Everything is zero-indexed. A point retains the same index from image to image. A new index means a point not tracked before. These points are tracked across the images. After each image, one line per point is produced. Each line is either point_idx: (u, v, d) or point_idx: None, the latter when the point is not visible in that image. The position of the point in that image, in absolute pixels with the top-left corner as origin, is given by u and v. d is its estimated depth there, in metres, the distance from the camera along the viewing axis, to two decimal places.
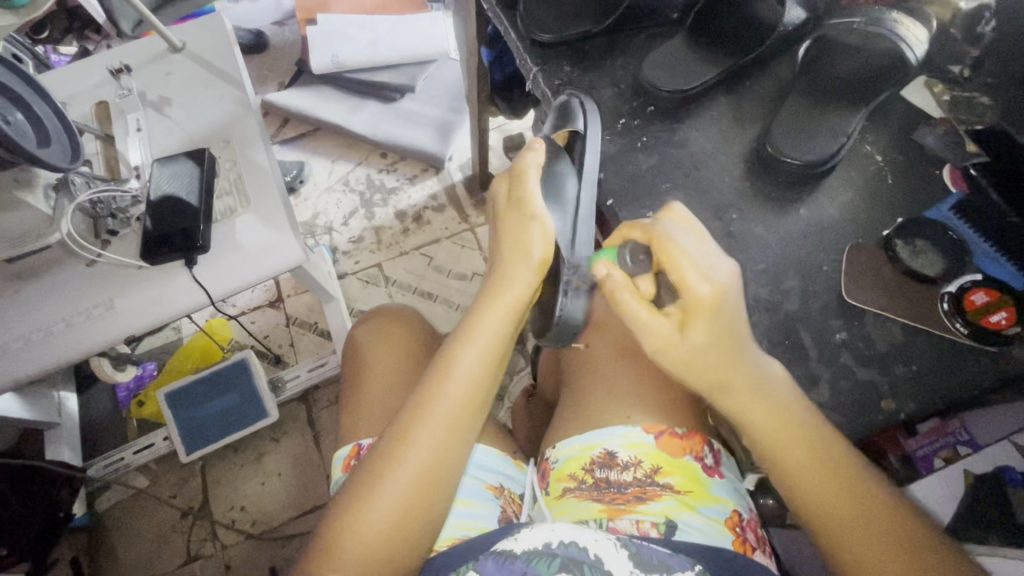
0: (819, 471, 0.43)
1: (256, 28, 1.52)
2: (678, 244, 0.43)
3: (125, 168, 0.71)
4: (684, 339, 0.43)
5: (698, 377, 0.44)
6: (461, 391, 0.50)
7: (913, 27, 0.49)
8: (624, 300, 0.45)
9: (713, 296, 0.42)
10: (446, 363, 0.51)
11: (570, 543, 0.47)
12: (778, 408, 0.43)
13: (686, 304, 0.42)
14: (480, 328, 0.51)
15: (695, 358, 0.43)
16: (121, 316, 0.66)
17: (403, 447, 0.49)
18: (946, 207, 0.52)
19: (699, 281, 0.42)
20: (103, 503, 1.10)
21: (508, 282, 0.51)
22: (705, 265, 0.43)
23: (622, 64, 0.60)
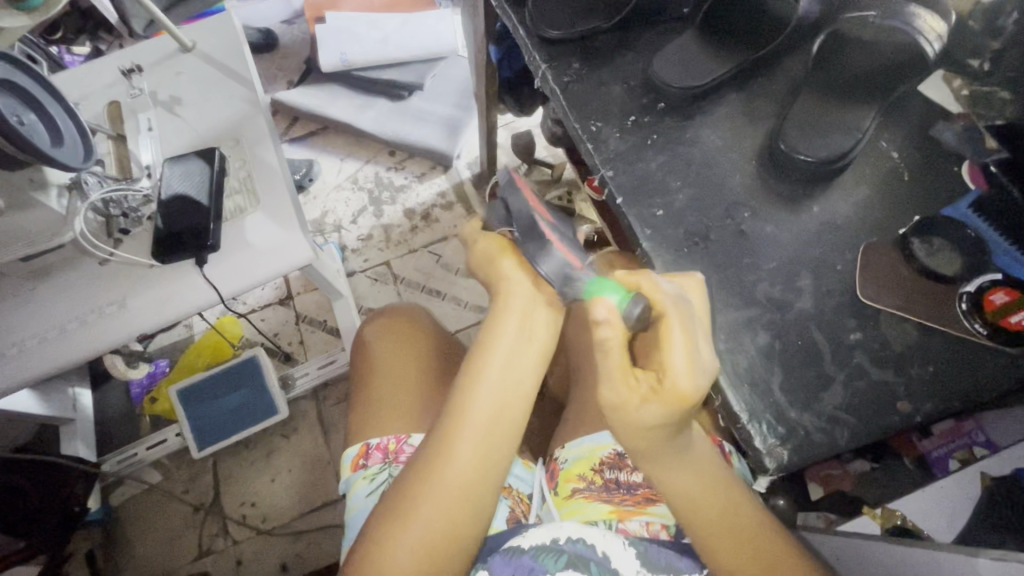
0: (735, 522, 0.47)
1: (266, 27, 1.52)
2: (674, 334, 0.42)
3: (137, 167, 0.72)
4: (632, 409, 0.44)
5: (638, 435, 0.46)
6: (490, 406, 0.51)
7: (934, 20, 0.48)
8: (610, 350, 0.45)
9: (697, 391, 0.42)
10: (470, 384, 0.52)
11: (579, 539, 0.49)
12: (695, 471, 0.48)
13: (661, 386, 0.43)
14: (498, 346, 0.53)
15: (641, 429, 0.45)
16: (134, 315, 0.67)
17: (435, 469, 0.49)
18: (965, 205, 0.50)
19: (685, 377, 0.41)
20: (117, 497, 1.12)
21: (507, 296, 0.56)
22: (694, 359, 0.42)
23: (633, 60, 0.59)
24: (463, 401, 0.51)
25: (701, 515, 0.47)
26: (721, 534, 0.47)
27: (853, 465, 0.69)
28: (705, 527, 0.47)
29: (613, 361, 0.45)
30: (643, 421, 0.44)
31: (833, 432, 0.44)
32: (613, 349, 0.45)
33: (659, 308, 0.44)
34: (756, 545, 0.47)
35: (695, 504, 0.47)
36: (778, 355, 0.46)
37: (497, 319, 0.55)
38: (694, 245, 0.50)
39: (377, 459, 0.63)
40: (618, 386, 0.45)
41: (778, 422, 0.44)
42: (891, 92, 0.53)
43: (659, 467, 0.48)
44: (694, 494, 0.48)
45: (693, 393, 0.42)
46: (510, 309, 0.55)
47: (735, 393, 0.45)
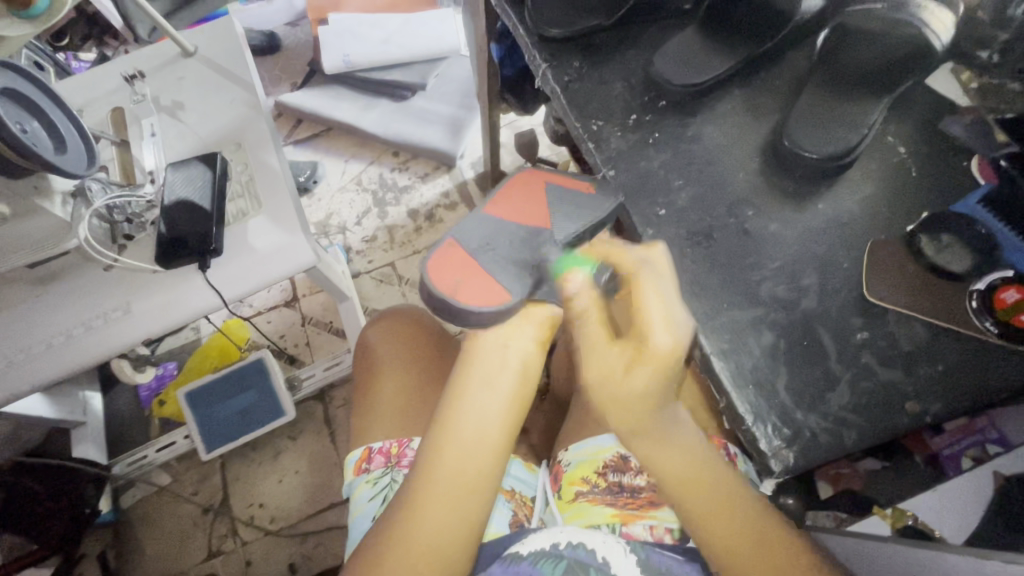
0: (741, 533, 0.46)
1: (269, 29, 1.53)
2: (647, 287, 0.46)
3: (140, 173, 0.73)
4: (626, 369, 0.47)
5: (627, 411, 0.47)
6: (462, 459, 0.49)
7: (939, 12, 0.47)
8: (585, 316, 0.50)
9: (670, 345, 0.46)
10: (443, 432, 0.50)
11: (579, 545, 0.49)
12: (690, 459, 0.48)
13: (643, 348, 0.46)
14: (468, 395, 0.51)
15: (637, 395, 0.46)
16: (137, 319, 0.67)
17: (407, 531, 0.47)
18: (974, 200, 0.49)
19: (661, 334, 0.45)
20: (128, 498, 1.13)
21: (479, 343, 0.52)
22: (669, 319, 0.46)
23: (633, 58, 0.59)
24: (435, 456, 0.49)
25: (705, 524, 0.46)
26: (717, 520, 0.46)
27: (862, 464, 0.68)
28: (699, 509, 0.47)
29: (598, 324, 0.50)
30: (630, 389, 0.46)
31: (840, 434, 0.43)
32: (590, 314, 0.50)
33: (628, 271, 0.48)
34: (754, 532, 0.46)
35: (686, 491, 0.47)
36: (782, 355, 0.46)
37: (467, 365, 0.52)
38: (696, 244, 0.50)
39: (379, 462, 0.63)
40: (596, 353, 0.48)
41: (784, 425, 0.44)
42: (899, 85, 0.51)
43: (647, 446, 0.48)
44: (687, 477, 0.47)
45: (668, 349, 0.45)
46: (483, 353, 0.52)
47: (741, 395, 0.44)
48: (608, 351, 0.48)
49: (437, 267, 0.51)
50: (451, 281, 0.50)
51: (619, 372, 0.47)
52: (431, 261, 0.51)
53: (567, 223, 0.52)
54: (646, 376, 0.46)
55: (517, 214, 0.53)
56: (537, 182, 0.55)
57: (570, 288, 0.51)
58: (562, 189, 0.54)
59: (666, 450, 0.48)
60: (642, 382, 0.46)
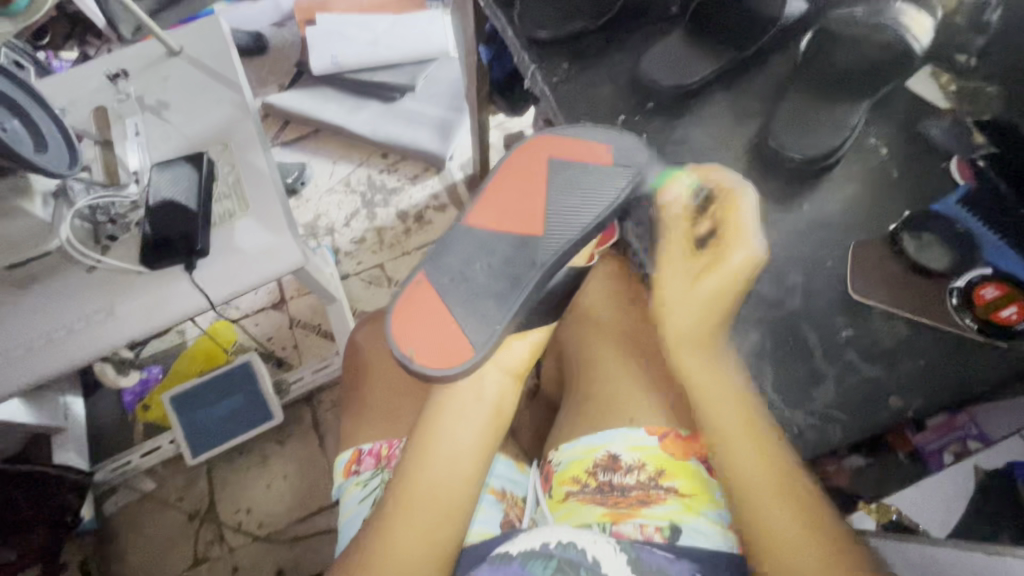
0: (770, 488, 0.44)
1: (255, 30, 1.51)
2: (743, 205, 0.50)
3: (124, 173, 0.71)
4: (680, 288, 0.52)
5: (693, 317, 0.50)
6: (438, 480, 0.50)
7: (919, 18, 0.48)
8: (674, 225, 0.52)
9: (743, 262, 0.49)
10: (425, 451, 0.51)
11: (569, 544, 0.47)
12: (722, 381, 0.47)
13: (720, 257, 0.49)
14: (443, 420, 0.53)
15: (697, 311, 0.50)
16: (123, 322, 0.66)
17: (380, 547, 0.47)
18: (953, 200, 0.50)
19: (738, 250, 0.49)
20: (111, 505, 1.11)
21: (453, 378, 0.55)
22: (750, 235, 0.49)
23: (621, 59, 0.59)
24: (413, 475, 0.50)
25: (740, 463, 0.45)
26: (746, 448, 0.45)
27: (847, 461, 0.66)
28: (738, 443, 0.46)
29: (675, 235, 0.52)
30: (699, 295, 0.50)
31: (825, 430, 0.44)
32: (676, 224, 0.52)
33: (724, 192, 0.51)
34: (784, 481, 0.44)
35: (723, 422, 0.46)
36: (769, 353, 0.46)
37: (443, 394, 0.54)
38: None
39: (369, 464, 0.63)
40: (673, 260, 0.52)
41: (771, 420, 0.45)
42: (881, 88, 0.53)
43: (699, 360, 0.49)
44: (743, 417, 0.46)
45: (741, 266, 0.48)
46: (457, 382, 0.55)
47: None
48: (686, 264, 0.52)
49: (399, 327, 0.54)
50: (414, 343, 0.54)
51: (698, 284, 0.50)
52: (394, 314, 0.55)
53: (558, 227, 0.54)
54: (715, 286, 0.49)
55: (504, 216, 0.55)
56: (537, 159, 0.56)
57: (665, 197, 0.52)
58: (570, 170, 0.55)
59: (714, 381, 0.48)
60: (711, 290, 0.49)
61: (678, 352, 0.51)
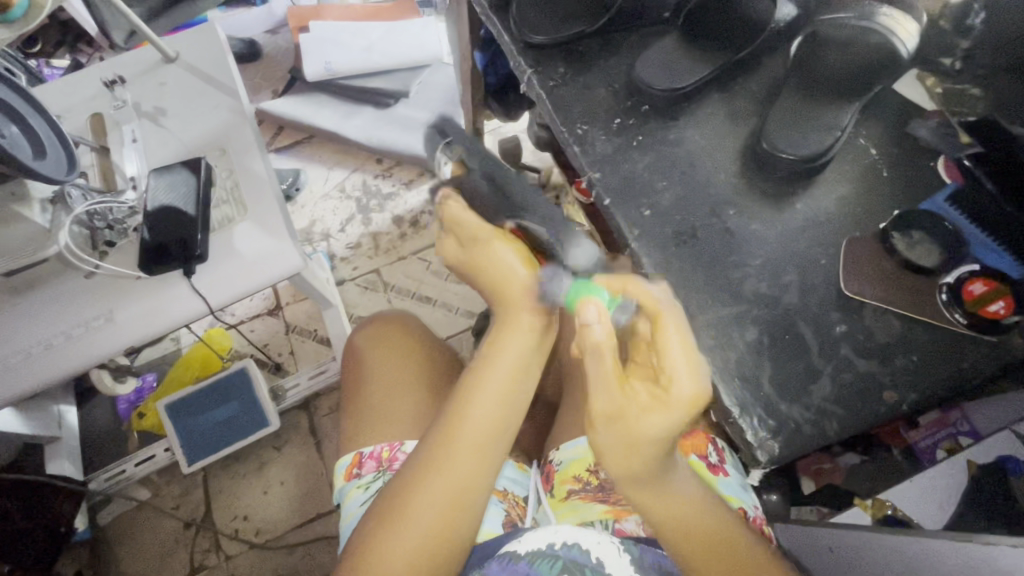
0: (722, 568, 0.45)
1: (248, 37, 1.52)
2: (671, 332, 0.41)
3: (121, 179, 0.72)
4: (601, 421, 0.41)
5: (624, 464, 0.42)
6: (459, 468, 0.49)
7: (905, 20, 0.50)
8: (599, 350, 0.42)
9: (694, 395, 0.39)
10: (457, 417, 0.51)
11: (574, 545, 0.48)
12: (676, 498, 0.45)
13: (664, 391, 0.39)
14: (474, 404, 0.51)
15: (625, 448, 0.41)
16: (121, 328, 0.66)
17: (389, 529, 0.48)
18: (942, 199, 0.52)
19: (685, 381, 0.39)
20: (106, 516, 1.10)
21: (495, 358, 0.53)
22: (694, 362, 0.40)
23: (616, 64, 0.60)
24: (434, 462, 0.49)
25: (689, 555, 0.45)
26: (696, 543, 0.45)
27: (843, 459, 0.73)
28: (678, 538, 0.45)
29: (601, 360, 0.42)
30: (643, 433, 0.40)
31: (823, 425, 0.45)
32: (603, 351, 0.42)
33: (649, 308, 0.43)
34: (710, 545, 0.45)
35: (676, 529, 0.45)
36: (766, 349, 0.47)
37: (483, 372, 0.52)
38: (681, 243, 0.51)
39: (370, 467, 0.63)
40: (601, 390, 0.41)
41: (770, 416, 0.45)
42: (868, 91, 0.54)
43: (645, 494, 0.44)
44: (683, 524, 0.45)
45: (690, 398, 0.38)
46: (499, 363, 0.52)
47: (727, 389, 0.46)
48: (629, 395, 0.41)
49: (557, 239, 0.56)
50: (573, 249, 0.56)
51: (630, 417, 0.40)
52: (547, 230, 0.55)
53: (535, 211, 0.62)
54: (658, 426, 0.39)
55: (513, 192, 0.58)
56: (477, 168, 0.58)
57: (585, 316, 0.44)
58: None
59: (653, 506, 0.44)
60: (657, 431, 0.39)
61: (627, 489, 0.44)
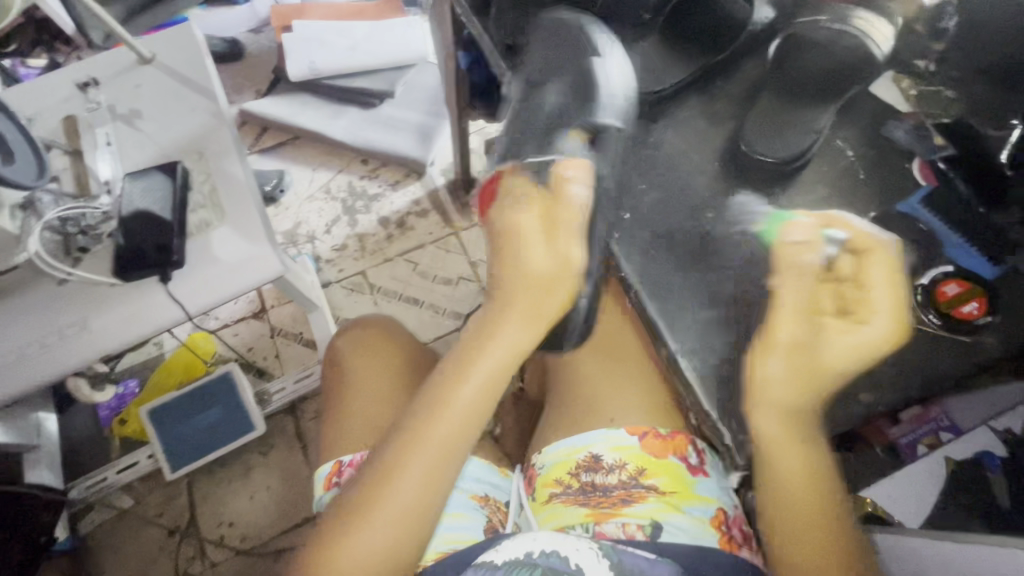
0: (819, 539, 0.45)
1: (231, 36, 1.50)
2: (879, 269, 0.44)
3: (96, 183, 0.70)
4: (784, 351, 0.44)
5: (791, 389, 0.44)
6: (444, 438, 0.48)
7: (880, 24, 0.50)
8: (800, 273, 0.45)
9: (886, 333, 0.43)
10: (449, 385, 0.50)
11: (552, 553, 0.47)
12: (806, 451, 0.45)
13: (863, 324, 0.43)
14: (467, 376, 0.50)
15: (801, 376, 0.44)
16: (95, 336, 0.64)
17: (370, 503, 0.46)
18: (916, 201, 0.51)
19: (885, 318, 0.43)
20: (87, 524, 1.08)
21: (495, 335, 0.52)
22: (898, 301, 0.43)
23: (597, 66, 0.60)
24: (422, 429, 0.48)
25: (789, 514, 0.45)
26: (802, 509, 0.45)
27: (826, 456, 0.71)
28: (797, 493, 0.45)
29: (795, 282, 0.45)
30: (830, 359, 0.44)
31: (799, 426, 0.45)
32: (807, 273, 0.45)
33: (857, 244, 0.45)
34: (817, 507, 0.45)
35: (793, 488, 0.45)
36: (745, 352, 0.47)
37: (480, 346, 0.51)
38: (660, 246, 0.51)
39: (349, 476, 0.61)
40: (795, 312, 0.44)
41: (748, 418, 0.45)
42: (846, 93, 0.54)
43: (791, 434, 0.45)
44: (806, 482, 0.45)
45: (886, 337, 0.43)
46: (498, 339, 0.52)
47: (705, 391, 0.46)
48: (807, 321, 0.44)
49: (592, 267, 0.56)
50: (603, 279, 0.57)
51: (812, 343, 0.44)
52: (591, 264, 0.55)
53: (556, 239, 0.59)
54: (853, 347, 0.43)
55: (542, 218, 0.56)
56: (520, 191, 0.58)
57: (788, 238, 0.46)
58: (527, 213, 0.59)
59: (789, 451, 0.44)
60: (846, 355, 0.43)
61: (777, 421, 0.44)
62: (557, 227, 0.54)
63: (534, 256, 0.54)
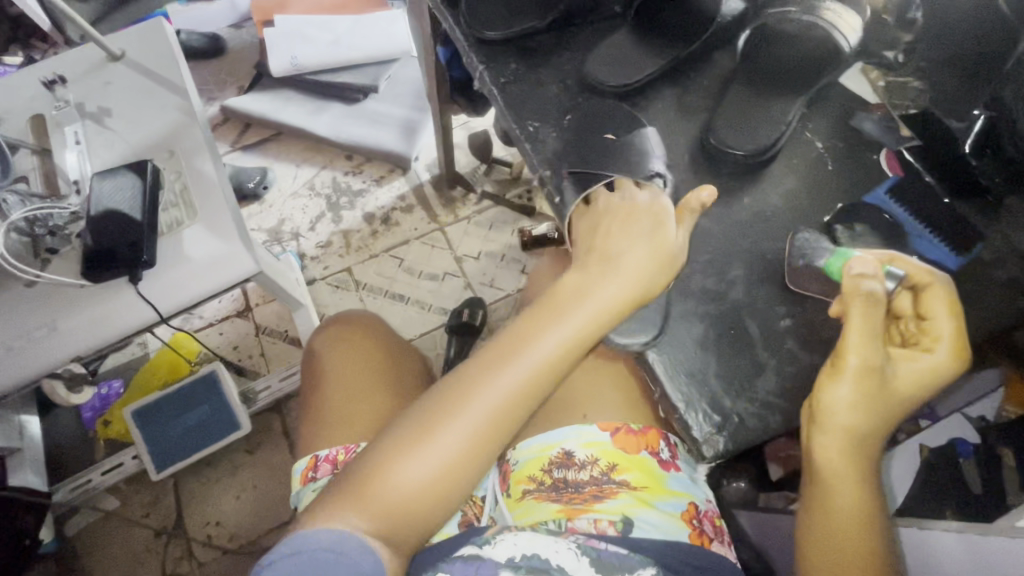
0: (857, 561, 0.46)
1: (211, 31, 1.48)
2: (940, 300, 0.44)
3: (64, 183, 0.70)
4: (860, 377, 0.43)
5: (860, 415, 0.43)
6: (536, 366, 0.46)
7: (847, 15, 0.51)
8: (870, 304, 0.43)
9: (945, 363, 0.43)
10: (553, 313, 0.47)
11: (534, 555, 0.45)
12: (858, 475, 0.45)
13: (926, 348, 0.44)
14: (573, 306, 0.47)
15: (868, 403, 0.43)
16: (65, 337, 0.64)
17: (449, 412, 0.45)
18: (883, 190, 0.52)
19: (946, 347, 0.43)
20: (72, 527, 1.08)
21: (604, 272, 0.48)
22: (958, 333, 0.44)
23: (569, 59, 0.60)
24: (521, 346, 0.46)
25: (838, 537, 0.46)
26: (851, 534, 0.45)
27: None
28: (846, 517, 0.45)
29: (865, 314, 0.43)
30: (896, 384, 0.44)
31: (766, 418, 0.46)
32: (878, 304, 0.43)
33: (916, 278, 0.45)
34: (866, 530, 0.46)
35: (842, 510, 0.45)
36: (712, 345, 0.47)
37: (591, 280, 0.48)
38: None
39: (326, 470, 0.62)
40: (868, 342, 0.43)
41: (714, 411, 0.46)
42: (815, 83, 0.54)
43: (850, 456, 0.45)
44: (855, 507, 0.45)
45: (948, 365, 0.43)
46: (599, 273, 0.49)
47: (673, 385, 0.46)
48: (879, 350, 0.43)
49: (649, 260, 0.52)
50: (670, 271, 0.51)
51: (887, 372, 0.43)
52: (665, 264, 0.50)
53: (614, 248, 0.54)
54: (919, 376, 0.44)
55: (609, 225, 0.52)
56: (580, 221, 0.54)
57: (856, 270, 0.44)
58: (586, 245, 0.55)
59: (848, 475, 0.45)
60: (913, 383, 0.44)
61: (841, 444, 0.44)
62: (665, 223, 0.49)
63: (639, 248, 0.49)
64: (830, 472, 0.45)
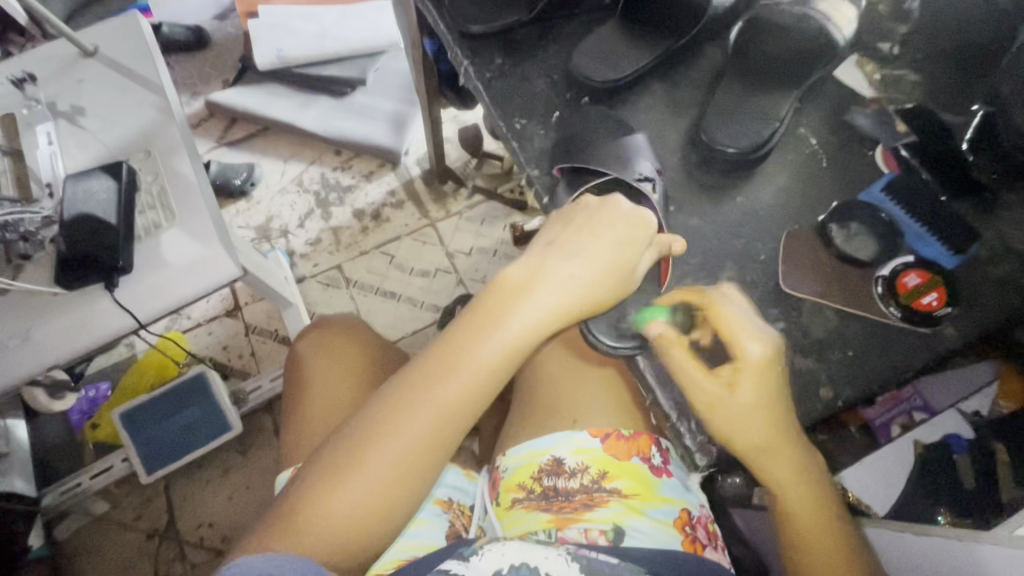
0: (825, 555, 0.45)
1: (194, 24, 1.44)
2: (726, 313, 0.44)
3: (37, 186, 0.67)
4: (714, 411, 0.42)
5: (752, 434, 0.42)
6: (460, 386, 0.44)
7: (841, 5, 0.49)
8: (679, 357, 0.43)
9: (760, 356, 0.43)
10: (476, 329, 0.45)
11: (522, 565, 0.44)
12: (803, 474, 0.45)
13: (736, 360, 0.43)
14: (498, 321, 0.45)
15: (744, 418, 0.42)
16: (40, 346, 0.62)
17: (378, 438, 0.43)
18: (878, 189, 0.51)
19: (749, 344, 0.43)
20: (63, 530, 1.06)
21: (532, 278, 0.46)
22: (746, 326, 0.43)
23: (556, 53, 0.58)
24: (443, 368, 0.44)
25: (804, 537, 0.45)
26: (812, 530, 0.45)
27: None
28: (803, 516, 0.45)
29: (685, 359, 0.43)
30: (744, 402, 0.42)
31: None
32: (681, 357, 0.43)
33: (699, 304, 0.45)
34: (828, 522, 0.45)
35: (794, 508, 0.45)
36: (704, 349, 0.46)
37: (523, 289, 0.46)
38: None
39: None
40: (698, 387, 0.43)
41: (705, 417, 0.45)
42: (808, 77, 0.52)
43: (777, 461, 0.44)
44: (808, 503, 0.45)
45: (763, 358, 0.42)
46: (533, 282, 0.46)
47: (664, 391, 0.46)
48: (709, 388, 0.43)
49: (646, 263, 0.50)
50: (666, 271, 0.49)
51: (735, 397, 0.42)
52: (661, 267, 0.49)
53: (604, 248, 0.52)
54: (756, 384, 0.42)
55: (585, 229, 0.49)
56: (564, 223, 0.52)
57: (651, 333, 0.45)
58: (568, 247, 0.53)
59: (788, 477, 0.44)
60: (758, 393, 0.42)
61: (754, 456, 0.43)
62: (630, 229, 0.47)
63: (586, 253, 0.47)
64: (773, 477, 0.44)
